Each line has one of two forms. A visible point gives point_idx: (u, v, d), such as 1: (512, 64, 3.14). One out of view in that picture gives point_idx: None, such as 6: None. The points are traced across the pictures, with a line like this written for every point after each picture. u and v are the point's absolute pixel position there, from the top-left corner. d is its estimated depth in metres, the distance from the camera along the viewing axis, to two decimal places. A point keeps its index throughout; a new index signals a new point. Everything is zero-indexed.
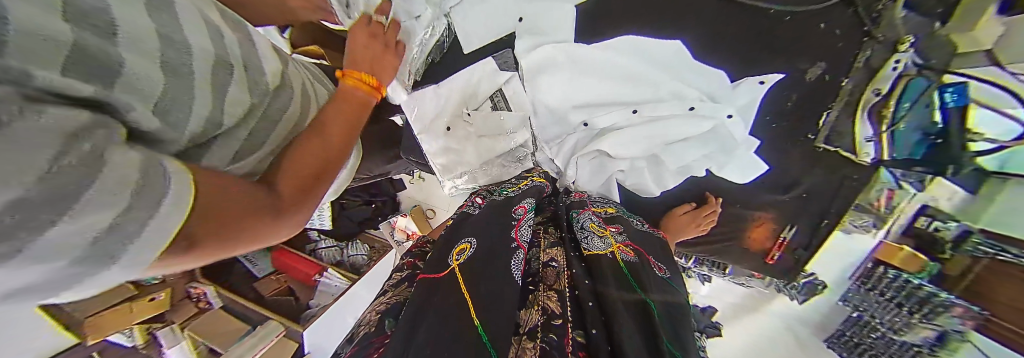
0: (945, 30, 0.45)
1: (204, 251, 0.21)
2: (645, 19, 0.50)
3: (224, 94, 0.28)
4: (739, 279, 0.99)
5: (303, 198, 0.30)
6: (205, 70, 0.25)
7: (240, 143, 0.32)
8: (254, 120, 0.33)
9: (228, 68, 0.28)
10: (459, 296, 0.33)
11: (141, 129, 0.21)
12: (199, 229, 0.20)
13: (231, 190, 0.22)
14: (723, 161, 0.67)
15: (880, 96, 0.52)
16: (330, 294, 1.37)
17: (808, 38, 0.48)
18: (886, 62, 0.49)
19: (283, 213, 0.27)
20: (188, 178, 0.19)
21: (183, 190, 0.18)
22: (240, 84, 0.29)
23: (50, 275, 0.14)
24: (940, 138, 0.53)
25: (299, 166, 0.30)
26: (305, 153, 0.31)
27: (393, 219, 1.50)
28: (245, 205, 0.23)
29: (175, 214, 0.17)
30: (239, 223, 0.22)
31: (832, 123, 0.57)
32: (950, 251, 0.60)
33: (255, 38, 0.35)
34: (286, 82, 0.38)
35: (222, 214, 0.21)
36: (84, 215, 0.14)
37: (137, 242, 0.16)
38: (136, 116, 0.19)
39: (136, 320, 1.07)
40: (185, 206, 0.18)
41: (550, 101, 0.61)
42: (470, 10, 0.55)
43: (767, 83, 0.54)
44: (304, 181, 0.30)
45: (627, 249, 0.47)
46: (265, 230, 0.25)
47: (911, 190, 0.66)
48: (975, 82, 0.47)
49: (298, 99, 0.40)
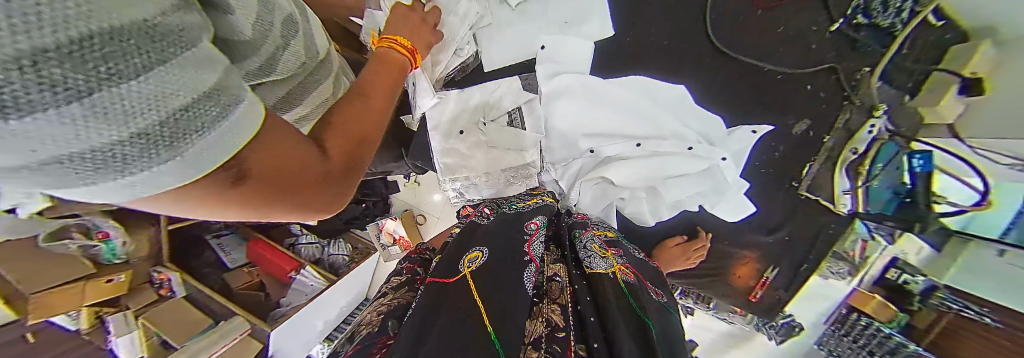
0: (913, 103, 0.56)
1: (249, 196, 0.17)
2: (652, 65, 0.62)
3: (287, 44, 0.31)
4: (723, 314, 0.91)
5: (354, 166, 0.25)
6: (279, 17, 0.29)
7: (277, 97, 0.33)
8: (294, 83, 0.35)
9: (293, 29, 0.33)
10: (469, 299, 0.35)
11: (238, 32, 0.23)
12: (251, 157, 0.17)
13: (279, 133, 0.18)
14: (715, 199, 0.68)
15: (856, 155, 0.60)
16: (302, 294, 1.30)
17: (780, 96, 0.60)
18: (864, 126, 0.58)
19: (332, 177, 0.22)
20: (255, 107, 0.16)
21: (252, 104, 0.16)
22: (298, 42, 0.34)
23: (96, 160, 0.11)
24: (908, 197, 0.59)
25: (340, 125, 0.25)
26: (347, 114, 0.26)
27: (381, 222, 1.40)
28: (293, 149, 0.19)
29: (244, 122, 0.15)
30: (290, 170, 0.19)
31: (814, 174, 0.64)
32: (919, 303, 0.63)
33: (312, 24, 0.41)
34: (326, 58, 0.43)
35: (266, 154, 0.17)
36: (150, 83, 0.11)
37: (199, 140, 0.13)
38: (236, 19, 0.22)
39: (87, 302, 0.95)
40: (253, 118, 0.16)
41: (563, 126, 0.65)
42: (496, 37, 0.62)
43: (759, 133, 0.61)
44: (350, 143, 0.25)
45: (627, 271, 0.48)
46: (305, 190, 0.20)
47: (883, 242, 0.69)
48: (940, 152, 0.54)
49: (330, 77, 0.43)
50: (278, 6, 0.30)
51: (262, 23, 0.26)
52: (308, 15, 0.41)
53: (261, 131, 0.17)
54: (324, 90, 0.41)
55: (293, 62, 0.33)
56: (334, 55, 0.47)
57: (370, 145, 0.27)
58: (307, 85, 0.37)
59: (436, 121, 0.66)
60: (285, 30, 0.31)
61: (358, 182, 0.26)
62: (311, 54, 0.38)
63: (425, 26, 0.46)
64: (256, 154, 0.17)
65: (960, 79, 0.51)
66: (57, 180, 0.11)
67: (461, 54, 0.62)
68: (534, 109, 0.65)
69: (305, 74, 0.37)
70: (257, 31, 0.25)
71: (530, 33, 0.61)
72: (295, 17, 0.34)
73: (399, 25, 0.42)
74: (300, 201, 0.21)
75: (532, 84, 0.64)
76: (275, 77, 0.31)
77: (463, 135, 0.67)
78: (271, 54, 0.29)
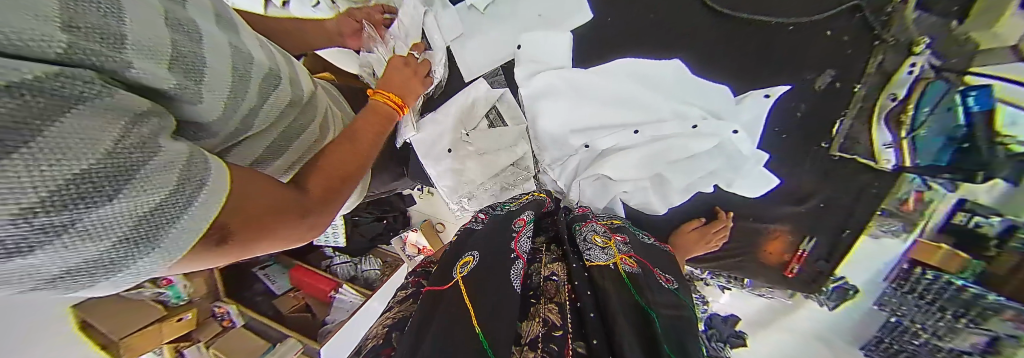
0: (964, 29, 0.42)
1: (240, 241, 0.24)
2: (641, 43, 0.58)
3: (270, 93, 0.36)
4: (759, 290, 0.89)
5: (323, 203, 0.32)
6: (257, 79, 0.33)
7: (262, 149, 0.37)
8: (283, 129, 0.39)
9: (275, 79, 0.37)
10: (460, 305, 0.33)
11: (212, 116, 0.27)
12: (230, 220, 0.22)
13: (261, 191, 0.25)
14: (731, 177, 0.65)
15: (896, 101, 0.50)
16: (343, 310, 1.37)
17: (793, 49, 0.53)
18: (901, 66, 0.48)
19: (308, 211, 0.30)
20: (224, 180, 0.22)
21: (219, 182, 0.21)
22: (283, 87, 0.39)
23: (103, 259, 0.17)
24: (965, 142, 0.47)
25: (324, 170, 0.34)
26: (333, 160, 0.35)
27: (403, 235, 1.45)
28: (267, 196, 0.25)
29: (212, 198, 0.20)
30: (269, 215, 0.25)
31: (846, 131, 0.56)
32: (997, 248, 0.49)
33: (296, 69, 0.46)
34: (314, 99, 0.47)
35: (244, 213, 0.23)
36: (128, 200, 0.17)
37: (178, 225, 0.19)
38: (205, 106, 0.26)
39: (163, 340, 1.13)
40: (219, 193, 0.21)
41: (551, 127, 0.63)
42: (469, 42, 0.62)
43: (773, 97, 0.55)
44: (329, 185, 0.33)
45: (630, 260, 0.45)
46: (286, 230, 0.27)
47: (941, 190, 0.55)
48: (1000, 83, 0.42)
49: (317, 119, 0.47)
50: (254, 63, 0.34)
51: (237, 94, 0.30)
52: (269, 44, 0.41)
53: (234, 203, 0.22)
54: (311, 131, 0.45)
55: (272, 110, 0.37)
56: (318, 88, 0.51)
57: (350, 182, 0.37)
58: (292, 131, 0.41)
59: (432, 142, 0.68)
60: (262, 85, 0.34)
61: (333, 215, 0.34)
62: (294, 99, 0.41)
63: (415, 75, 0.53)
64: (233, 217, 0.22)
65: None
66: (99, 274, 0.18)
67: (435, 73, 0.62)
68: (507, 103, 0.66)
69: (291, 118, 0.41)
70: (232, 98, 0.29)
71: (504, 36, 0.59)
72: (276, 68, 0.38)
73: (397, 72, 0.51)
74: (280, 237, 0.28)
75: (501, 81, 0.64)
76: (254, 134, 0.35)
77: (455, 152, 0.69)
78: (249, 113, 0.32)
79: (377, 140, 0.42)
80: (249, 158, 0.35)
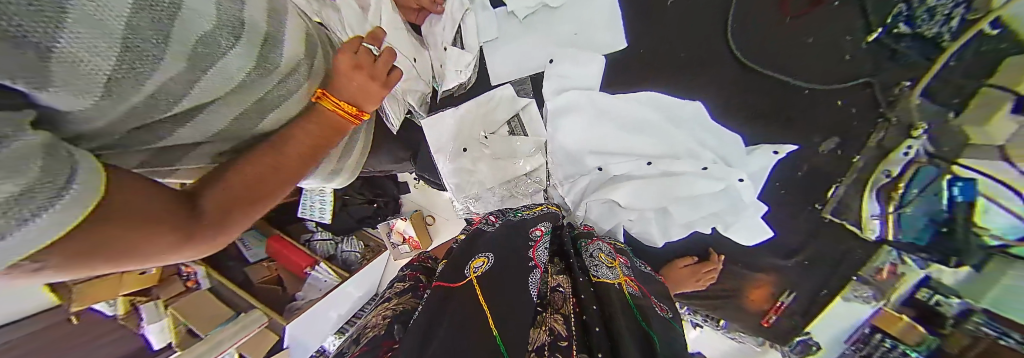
0: (959, 121, 0.46)
1: (72, 268, 0.19)
2: (665, 79, 0.60)
3: (218, 60, 0.25)
4: (733, 333, 0.87)
5: (216, 222, 0.28)
6: (192, 37, 0.22)
7: (227, 122, 0.32)
8: (250, 104, 0.33)
9: (232, 37, 0.26)
10: (474, 305, 0.33)
11: (66, 107, 0.18)
12: (74, 246, 0.17)
13: (141, 202, 0.21)
14: (730, 221, 0.67)
15: (890, 178, 0.54)
16: (317, 289, 1.33)
17: (808, 111, 0.56)
18: (899, 146, 0.52)
19: (193, 235, 0.26)
20: (84, 202, 0.16)
21: (69, 206, 0.16)
22: (247, 49, 0.28)
23: None
24: (945, 226, 0.49)
25: (232, 187, 0.30)
26: (252, 175, 0.32)
27: (392, 222, 1.34)
28: (144, 211, 0.21)
29: (40, 230, 0.15)
30: (132, 237, 0.21)
31: (840, 196, 0.59)
32: (951, 326, 0.52)
33: (287, 18, 0.34)
34: (307, 65, 0.37)
35: (100, 238, 0.18)
36: None
37: None
38: (60, 85, 0.16)
39: (123, 292, 1.07)
40: (62, 221, 0.15)
41: (568, 143, 0.66)
42: (502, 47, 0.65)
43: (781, 154, 0.59)
44: (229, 205, 0.30)
45: (632, 283, 0.47)
46: (148, 253, 0.23)
47: (912, 265, 0.59)
48: (985, 180, 0.44)
49: (304, 90, 0.38)
50: (181, 12, 0.21)
51: (129, 62, 0.19)
52: None
53: (93, 224, 0.18)
54: (285, 109, 0.36)
55: (218, 87, 0.27)
56: (316, 37, 0.41)
57: (259, 205, 0.33)
58: (265, 105, 0.34)
59: (440, 140, 0.68)
60: (196, 45, 0.23)
61: (221, 235, 0.30)
62: (263, 65, 0.31)
63: (373, 84, 0.41)
64: (78, 244, 0.17)
65: (1016, 96, 0.41)
66: None
67: (462, 74, 0.65)
68: (530, 113, 0.68)
69: (259, 94, 0.33)
70: (120, 70, 0.18)
71: (537, 50, 0.63)
72: (239, 23, 0.27)
73: (343, 83, 0.39)
74: (137, 259, 0.23)
75: (527, 90, 0.67)
76: (202, 108, 0.28)
77: (466, 152, 0.69)
78: (161, 86, 0.22)
79: (311, 160, 0.39)
80: (204, 133, 0.31)
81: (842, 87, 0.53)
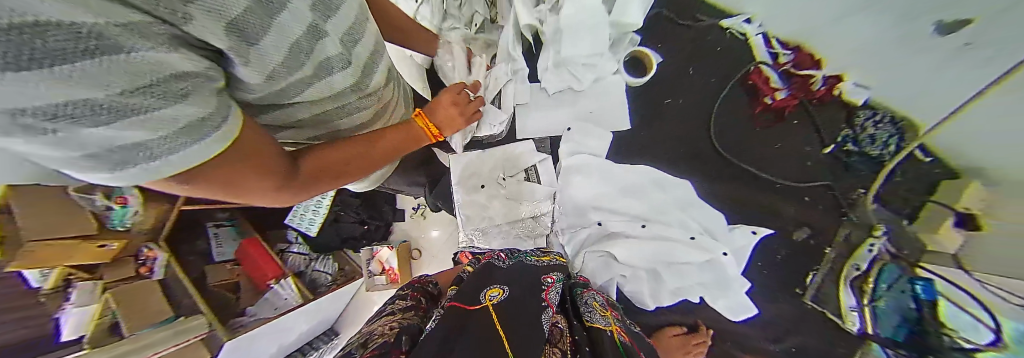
0: (913, 229, 0.50)
1: (201, 185, 0.23)
2: (662, 156, 0.71)
3: (327, 75, 0.33)
4: None
5: (301, 183, 0.33)
6: (321, 57, 0.30)
7: (309, 115, 0.38)
8: (326, 109, 0.39)
9: (345, 63, 0.34)
10: (491, 330, 0.35)
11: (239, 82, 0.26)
12: (209, 166, 0.22)
13: (261, 147, 0.26)
14: (717, 293, 0.70)
15: (859, 271, 0.57)
16: (272, 307, 1.14)
17: (782, 197, 0.64)
18: (863, 243, 0.57)
19: (284, 186, 0.30)
20: (227, 133, 0.21)
21: (226, 132, 0.21)
22: (347, 73, 0.36)
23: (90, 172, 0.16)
24: (920, 326, 0.50)
25: (321, 160, 0.36)
26: (336, 154, 0.37)
27: (376, 248, 1.27)
28: (259, 155, 0.25)
29: (206, 147, 0.20)
30: (242, 174, 0.25)
31: (818, 283, 0.63)
32: None
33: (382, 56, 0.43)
34: (378, 91, 0.45)
35: (224, 165, 0.23)
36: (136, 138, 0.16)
37: (157, 160, 0.18)
38: (247, 69, 0.24)
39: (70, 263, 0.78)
40: (219, 143, 0.20)
41: (576, 197, 0.73)
42: (533, 113, 0.75)
43: (758, 234, 0.66)
44: (314, 173, 0.34)
45: (624, 333, 0.48)
46: (248, 189, 0.27)
47: None
48: (942, 282, 0.47)
49: (370, 108, 0.46)
50: (326, 40, 0.29)
51: (285, 68, 0.27)
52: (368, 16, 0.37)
53: (228, 151, 0.22)
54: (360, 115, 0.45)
55: (320, 94, 0.35)
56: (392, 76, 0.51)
57: (332, 180, 0.38)
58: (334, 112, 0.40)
59: (460, 173, 0.74)
60: (320, 64, 0.30)
61: (296, 196, 0.34)
62: (357, 85, 0.39)
63: (458, 118, 0.55)
64: (212, 164, 0.22)
65: (955, 212, 0.45)
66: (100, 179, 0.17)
67: (496, 127, 0.72)
68: (544, 167, 0.74)
69: (338, 104, 0.40)
70: (280, 73, 0.27)
71: (558, 118, 0.74)
72: (354, 55, 0.35)
73: (440, 110, 0.53)
74: (239, 194, 0.27)
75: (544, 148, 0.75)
76: (299, 103, 0.35)
77: (484, 188, 0.75)
78: (294, 87, 0.30)
79: (386, 157, 0.44)
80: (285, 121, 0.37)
81: (807, 185, 0.62)
